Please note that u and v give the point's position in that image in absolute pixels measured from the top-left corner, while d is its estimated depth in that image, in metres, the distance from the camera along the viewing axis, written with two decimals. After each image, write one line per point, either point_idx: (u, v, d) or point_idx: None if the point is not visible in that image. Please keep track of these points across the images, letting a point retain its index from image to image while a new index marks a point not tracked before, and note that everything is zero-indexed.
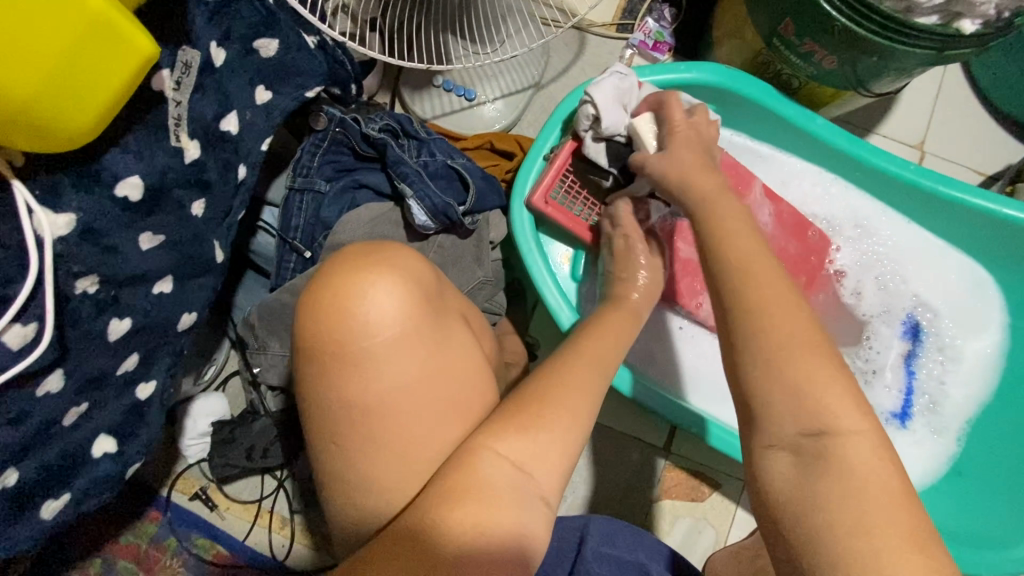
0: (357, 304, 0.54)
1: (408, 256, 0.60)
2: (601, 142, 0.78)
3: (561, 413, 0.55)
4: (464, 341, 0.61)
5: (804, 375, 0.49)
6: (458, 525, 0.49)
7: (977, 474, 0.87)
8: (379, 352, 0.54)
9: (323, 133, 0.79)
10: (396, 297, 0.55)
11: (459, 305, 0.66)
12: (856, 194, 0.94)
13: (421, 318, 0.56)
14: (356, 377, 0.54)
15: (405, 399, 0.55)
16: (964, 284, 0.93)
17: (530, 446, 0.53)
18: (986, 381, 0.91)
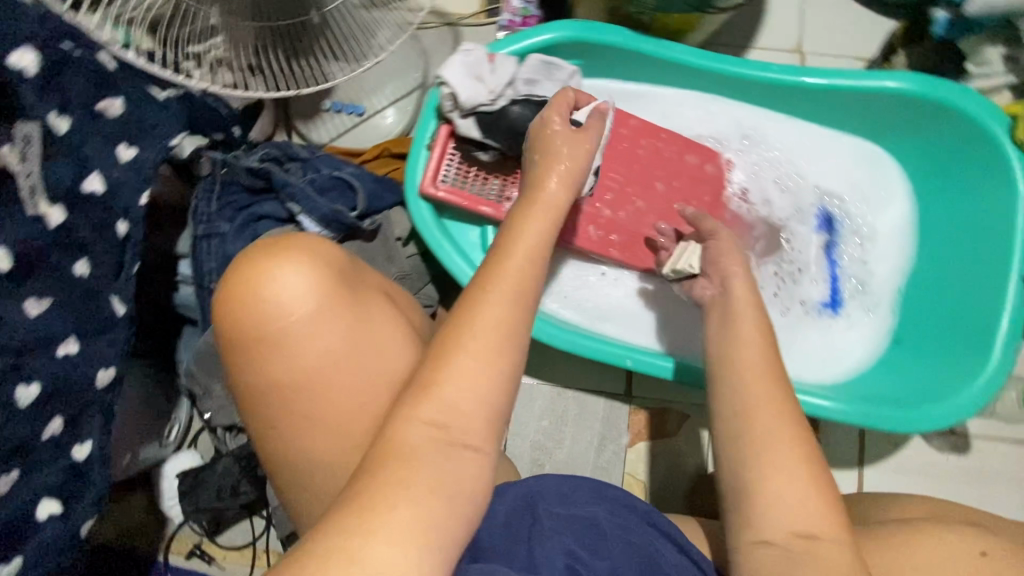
0: (264, 294, 0.52)
1: (312, 242, 0.57)
2: (469, 117, 0.81)
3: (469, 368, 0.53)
4: (388, 313, 0.59)
5: (779, 488, 0.61)
6: (380, 504, 0.46)
7: (916, 341, 0.89)
8: (297, 336, 0.53)
9: (212, 178, 0.83)
10: (305, 279, 0.53)
11: (381, 284, 0.63)
12: (736, 107, 0.97)
13: (332, 297, 0.54)
14: (280, 365, 0.53)
15: (333, 380, 0.54)
16: (863, 163, 0.95)
17: (446, 406, 0.52)
18: (902, 251, 0.93)
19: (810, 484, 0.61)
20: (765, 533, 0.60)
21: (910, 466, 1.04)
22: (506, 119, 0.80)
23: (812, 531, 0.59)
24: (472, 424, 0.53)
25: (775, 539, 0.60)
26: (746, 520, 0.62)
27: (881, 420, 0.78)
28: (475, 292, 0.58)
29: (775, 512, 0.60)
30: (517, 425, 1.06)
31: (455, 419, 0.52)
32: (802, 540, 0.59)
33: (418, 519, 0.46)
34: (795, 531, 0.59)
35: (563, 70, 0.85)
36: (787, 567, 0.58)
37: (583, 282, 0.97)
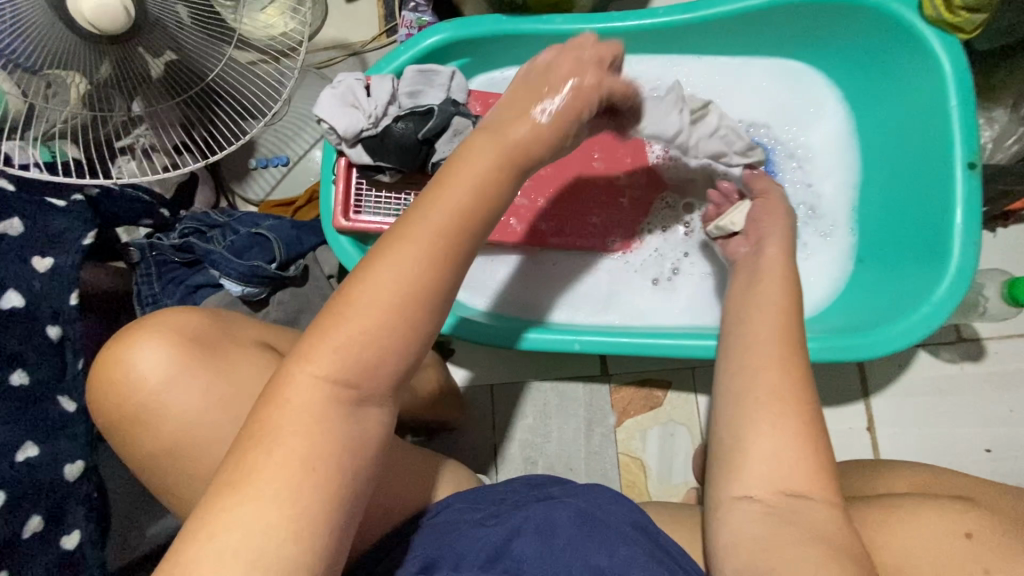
0: (120, 369, 0.56)
1: (171, 311, 0.60)
2: (357, 145, 0.82)
3: (380, 311, 0.43)
4: (255, 358, 0.60)
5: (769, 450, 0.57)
6: (253, 487, 0.40)
7: (878, 252, 0.83)
8: (159, 399, 0.56)
9: (145, 262, 0.88)
10: (158, 345, 0.57)
11: (257, 333, 0.65)
12: (638, 61, 0.93)
13: (187, 356, 0.57)
14: (153, 427, 0.57)
15: (205, 431, 0.56)
16: (781, 84, 0.91)
17: (346, 362, 0.43)
18: (845, 162, 0.88)
19: (790, 434, 0.57)
20: (745, 487, 0.57)
21: (918, 388, 0.96)
22: (392, 138, 0.81)
23: (803, 491, 0.55)
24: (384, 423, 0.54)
25: (757, 494, 0.56)
26: (732, 474, 0.58)
27: (845, 348, 0.73)
28: (408, 218, 0.47)
29: (751, 467, 0.57)
30: (502, 426, 1.05)
31: (363, 376, 0.44)
32: (793, 498, 0.55)
33: (285, 509, 0.40)
34: (781, 488, 0.56)
35: (441, 74, 0.85)
36: (765, 526, 0.54)
37: (523, 274, 0.92)
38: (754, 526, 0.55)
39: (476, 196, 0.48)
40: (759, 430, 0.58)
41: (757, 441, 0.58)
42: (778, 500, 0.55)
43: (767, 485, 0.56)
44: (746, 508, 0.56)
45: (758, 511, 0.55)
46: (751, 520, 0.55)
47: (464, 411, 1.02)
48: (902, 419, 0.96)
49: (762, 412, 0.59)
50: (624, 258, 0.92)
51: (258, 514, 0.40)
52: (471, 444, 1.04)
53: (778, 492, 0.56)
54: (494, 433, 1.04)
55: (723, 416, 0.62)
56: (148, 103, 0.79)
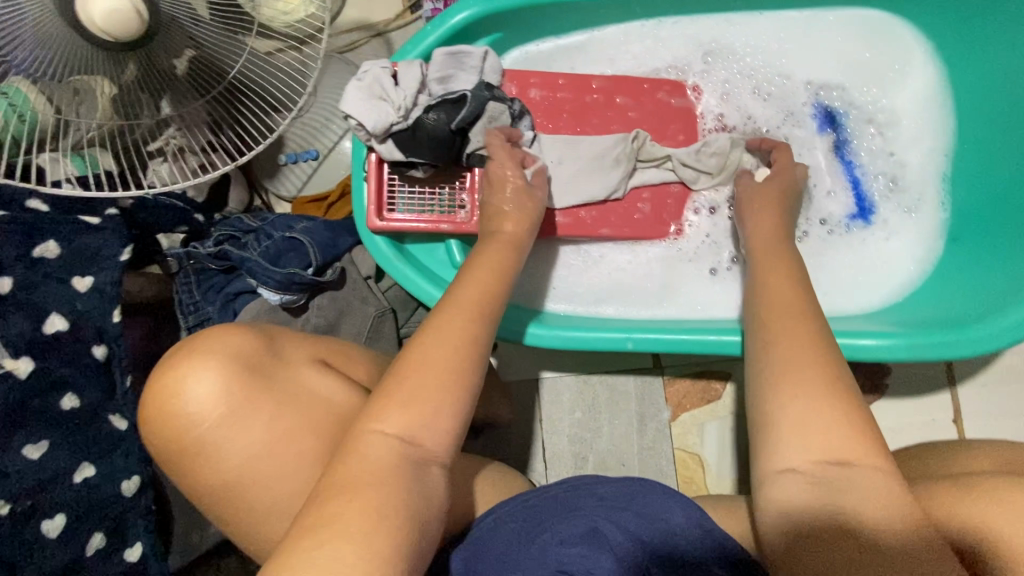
0: (177, 401, 0.56)
1: (221, 332, 0.60)
2: (387, 140, 0.76)
3: (436, 376, 0.52)
4: (309, 378, 0.61)
5: (802, 417, 0.50)
6: (340, 528, 0.43)
7: (977, 227, 0.73)
8: (219, 430, 0.56)
9: (184, 272, 0.86)
10: (213, 373, 0.57)
11: (309, 350, 0.65)
12: (689, 22, 0.83)
13: (243, 384, 0.57)
14: (214, 459, 0.56)
15: (271, 457, 0.57)
16: (859, 37, 0.79)
17: (412, 418, 0.50)
18: (934, 126, 0.78)
19: (831, 397, 0.50)
20: (786, 459, 0.49)
21: (1010, 375, 0.86)
22: (423, 131, 0.75)
23: (846, 456, 0.48)
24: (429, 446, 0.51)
25: (801, 465, 0.48)
26: (764, 447, 0.51)
27: (945, 344, 0.65)
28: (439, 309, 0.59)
29: (788, 437, 0.49)
30: (550, 422, 1.01)
31: (426, 434, 0.51)
32: (836, 467, 0.48)
33: (369, 547, 0.43)
34: (821, 457, 0.48)
35: (472, 55, 0.78)
36: (818, 499, 0.47)
37: (565, 265, 0.86)
38: (799, 499, 0.48)
39: (486, 289, 0.61)
40: (794, 397, 0.50)
41: (790, 409, 0.50)
42: (821, 470, 0.48)
43: (805, 451, 0.49)
44: (791, 482, 0.48)
45: (801, 484, 0.48)
46: (795, 493, 0.48)
47: (510, 408, 0.99)
48: (991, 410, 0.86)
49: (792, 376, 0.51)
50: (676, 244, 0.85)
51: (317, 549, 0.42)
52: (518, 442, 1.01)
53: (817, 460, 0.48)
54: (542, 429, 1.01)
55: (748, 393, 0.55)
56: (176, 102, 0.75)
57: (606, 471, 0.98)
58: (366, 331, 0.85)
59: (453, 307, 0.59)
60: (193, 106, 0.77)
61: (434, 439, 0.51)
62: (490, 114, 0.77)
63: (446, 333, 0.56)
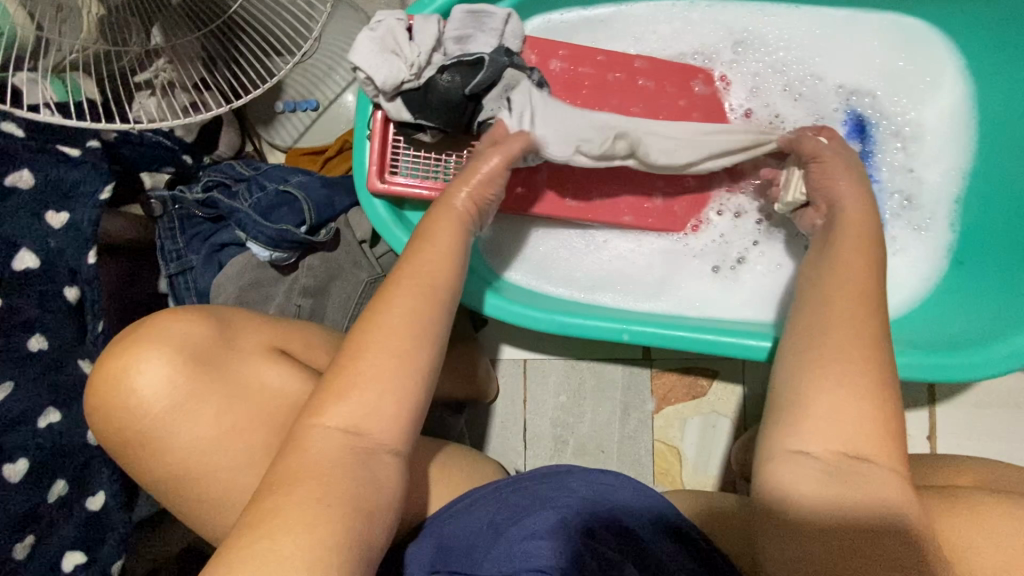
0: (115, 395, 0.49)
1: (167, 321, 0.52)
2: (396, 98, 0.71)
3: (383, 360, 0.48)
4: (266, 371, 0.54)
5: (832, 408, 0.48)
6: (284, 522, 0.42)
7: (984, 251, 0.73)
8: (162, 431, 0.50)
9: (169, 216, 0.83)
10: (157, 366, 0.49)
11: (267, 337, 0.57)
12: (723, 7, 0.80)
13: (189, 379, 0.50)
14: (155, 457, 0.50)
15: (217, 460, 0.51)
16: (896, 44, 0.77)
17: (356, 407, 0.47)
18: (955, 147, 0.76)
19: (870, 399, 0.48)
20: (802, 442, 0.49)
21: (989, 399, 0.87)
22: (436, 92, 0.71)
23: (865, 454, 0.47)
24: (399, 429, 0.49)
25: (816, 451, 0.48)
26: (782, 424, 0.50)
27: (939, 366, 0.65)
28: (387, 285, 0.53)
29: (809, 422, 0.49)
30: (533, 403, 1.01)
31: (369, 422, 0.48)
32: (853, 461, 0.48)
33: (312, 544, 0.42)
34: (843, 448, 0.48)
35: (494, 16, 0.73)
36: (827, 489, 0.47)
37: (565, 247, 0.84)
38: (806, 484, 0.48)
39: None
40: (830, 386, 0.49)
41: (818, 398, 0.49)
42: (838, 461, 0.48)
43: (826, 441, 0.48)
44: (802, 466, 0.48)
45: (814, 470, 0.48)
46: (806, 478, 0.48)
47: (495, 386, 0.98)
48: (967, 430, 0.87)
49: (832, 366, 0.49)
50: (684, 239, 0.84)
51: (258, 540, 0.41)
52: (500, 420, 1.01)
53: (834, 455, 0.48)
54: (525, 410, 1.01)
55: (778, 374, 0.53)
56: (167, 32, 0.70)
57: (584, 455, 0.99)
58: (356, 296, 0.82)
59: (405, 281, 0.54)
60: (187, 40, 0.71)
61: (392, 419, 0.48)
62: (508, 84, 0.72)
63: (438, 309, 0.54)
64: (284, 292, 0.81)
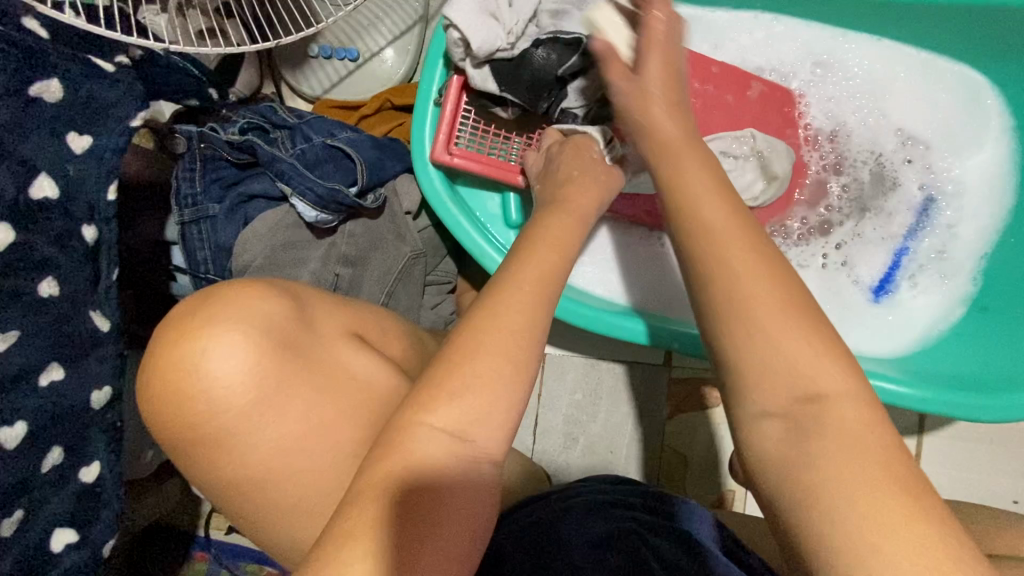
0: (196, 381, 0.50)
1: (245, 297, 0.53)
2: (485, 66, 0.67)
3: (496, 362, 0.47)
4: (343, 353, 0.57)
5: None
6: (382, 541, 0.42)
7: (1005, 306, 0.77)
8: (245, 425, 0.52)
9: (190, 154, 0.73)
10: (243, 351, 0.51)
11: (344, 321, 0.60)
12: (806, 28, 0.82)
13: (277, 365, 0.53)
14: (238, 451, 0.52)
15: (300, 455, 0.54)
16: (959, 100, 0.81)
17: (464, 411, 0.45)
18: (993, 206, 0.81)
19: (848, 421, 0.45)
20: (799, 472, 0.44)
21: (975, 436, 0.94)
22: (529, 67, 0.67)
23: None
24: (495, 442, 0.46)
25: None
26: None
27: (966, 407, 0.68)
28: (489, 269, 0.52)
29: None
30: (548, 398, 1.00)
31: (476, 429, 0.46)
32: None
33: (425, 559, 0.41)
34: None
35: None
36: None
37: (601, 251, 0.84)
38: None
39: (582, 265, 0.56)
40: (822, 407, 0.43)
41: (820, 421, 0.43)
42: None
43: None
44: None
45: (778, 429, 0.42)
46: None
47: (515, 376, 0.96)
48: (952, 461, 0.94)
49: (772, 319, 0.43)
50: None
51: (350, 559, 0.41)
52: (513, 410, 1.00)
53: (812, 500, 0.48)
54: (539, 404, 1.00)
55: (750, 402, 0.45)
56: None
57: (593, 454, 0.98)
58: (395, 273, 0.76)
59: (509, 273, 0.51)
60: None
61: (496, 413, 0.46)
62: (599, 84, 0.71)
63: (534, 300, 0.50)
64: (320, 258, 0.74)
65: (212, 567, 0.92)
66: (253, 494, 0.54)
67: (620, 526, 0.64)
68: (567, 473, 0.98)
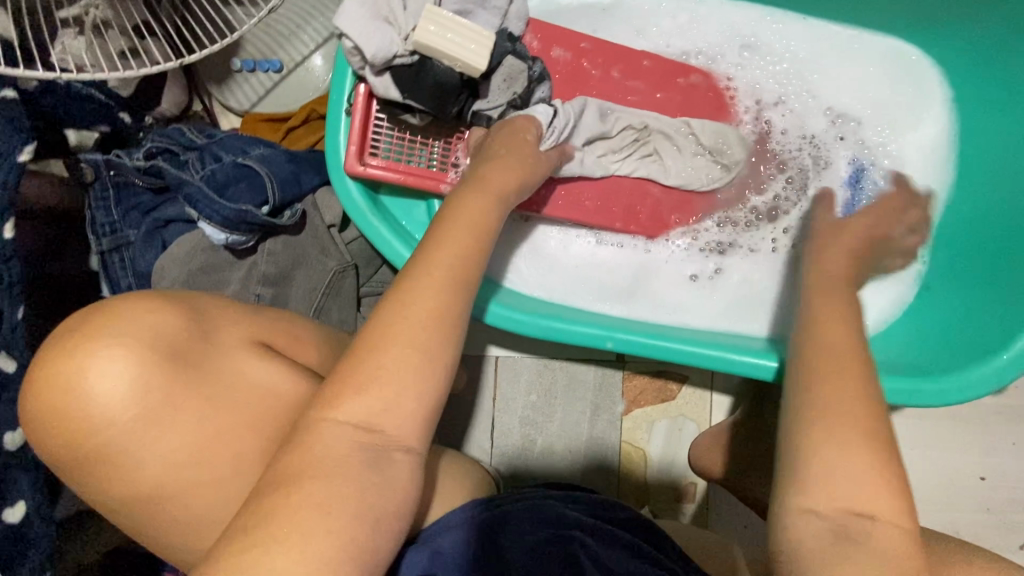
0: (73, 401, 0.48)
1: (128, 312, 0.52)
2: (384, 73, 0.65)
3: (404, 355, 0.48)
4: (241, 363, 0.57)
5: (842, 477, 0.47)
6: (284, 525, 0.42)
7: (950, 283, 0.75)
8: (129, 445, 0.50)
9: (101, 183, 0.72)
10: (127, 363, 0.49)
11: (246, 331, 0.59)
12: (730, 9, 0.79)
13: (164, 375, 0.51)
14: (126, 474, 0.51)
15: (191, 471, 0.53)
16: (890, 71, 0.79)
17: (370, 403, 0.46)
18: (934, 181, 0.78)
19: (872, 457, 0.47)
20: (806, 502, 0.47)
21: (939, 414, 0.91)
22: (430, 72, 0.64)
23: (868, 509, 0.46)
24: (406, 430, 0.47)
25: (823, 511, 0.47)
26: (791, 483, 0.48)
27: (916, 394, 0.65)
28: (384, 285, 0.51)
29: (823, 477, 0.47)
30: (503, 401, 0.99)
31: (384, 418, 0.47)
32: (856, 518, 0.46)
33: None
34: (845, 505, 0.46)
35: None
36: (839, 547, 0.45)
37: (539, 247, 0.82)
38: (820, 545, 0.46)
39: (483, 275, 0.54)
40: (841, 439, 0.47)
41: (839, 458, 0.47)
42: (843, 519, 0.46)
43: (823, 498, 0.47)
44: (810, 526, 0.47)
45: (823, 531, 0.46)
46: (815, 537, 0.46)
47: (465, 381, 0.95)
48: (919, 441, 0.91)
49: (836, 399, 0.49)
50: (648, 246, 0.82)
51: (242, 560, 0.41)
52: (468, 415, 0.98)
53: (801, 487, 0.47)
54: (494, 407, 0.99)
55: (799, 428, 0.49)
56: None
57: (551, 455, 0.97)
58: (323, 287, 0.75)
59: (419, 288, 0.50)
60: None
61: (387, 421, 0.47)
62: (511, 85, 0.69)
63: (430, 306, 0.50)
64: (241, 279, 0.73)
65: None
66: (143, 528, 0.55)
67: (566, 534, 0.62)
68: (526, 475, 0.97)
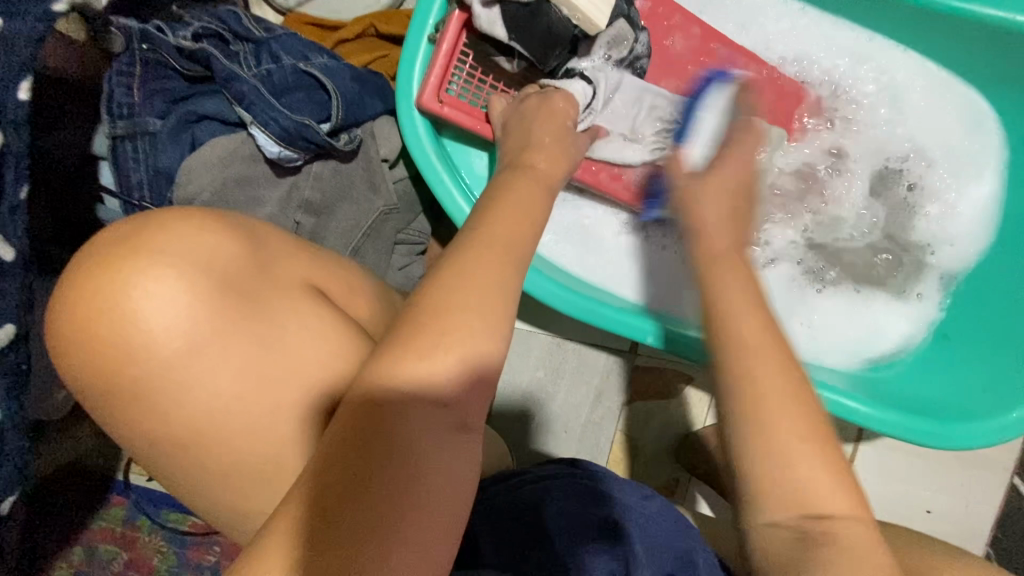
0: (117, 331, 0.42)
1: (178, 230, 0.45)
2: (494, 7, 0.59)
3: (482, 337, 0.40)
4: (294, 305, 0.48)
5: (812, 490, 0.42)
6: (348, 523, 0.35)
7: (970, 339, 0.77)
8: (171, 381, 0.44)
9: (129, 56, 0.61)
10: (172, 293, 0.43)
11: (301, 271, 0.51)
12: (831, 23, 0.80)
13: (215, 311, 0.45)
14: (162, 407, 0.44)
15: (234, 417, 0.45)
16: (971, 121, 0.80)
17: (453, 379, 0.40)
18: (978, 239, 0.81)
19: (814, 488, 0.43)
20: (768, 513, 0.42)
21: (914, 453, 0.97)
22: (544, 18, 0.60)
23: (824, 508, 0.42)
24: (478, 414, 0.41)
25: (783, 520, 0.42)
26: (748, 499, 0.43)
27: (923, 434, 0.67)
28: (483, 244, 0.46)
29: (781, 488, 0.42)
30: (510, 371, 0.97)
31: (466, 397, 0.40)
32: (813, 520, 0.42)
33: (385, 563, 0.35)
34: (800, 512, 0.41)
35: None
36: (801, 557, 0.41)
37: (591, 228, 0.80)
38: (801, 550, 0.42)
39: None
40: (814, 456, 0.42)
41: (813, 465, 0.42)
42: (800, 523, 0.42)
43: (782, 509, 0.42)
44: (776, 533, 0.42)
45: (786, 537, 0.42)
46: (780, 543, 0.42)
47: None
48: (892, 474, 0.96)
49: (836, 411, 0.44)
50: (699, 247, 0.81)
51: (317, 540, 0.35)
52: None
53: (796, 514, 0.42)
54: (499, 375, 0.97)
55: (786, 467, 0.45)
56: None
57: (548, 432, 0.97)
58: (363, 226, 0.68)
59: (487, 246, 0.43)
60: None
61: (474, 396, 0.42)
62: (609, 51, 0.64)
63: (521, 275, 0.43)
64: (279, 200, 0.65)
65: (130, 513, 0.85)
66: (161, 465, 0.47)
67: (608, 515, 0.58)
68: (519, 447, 0.96)
